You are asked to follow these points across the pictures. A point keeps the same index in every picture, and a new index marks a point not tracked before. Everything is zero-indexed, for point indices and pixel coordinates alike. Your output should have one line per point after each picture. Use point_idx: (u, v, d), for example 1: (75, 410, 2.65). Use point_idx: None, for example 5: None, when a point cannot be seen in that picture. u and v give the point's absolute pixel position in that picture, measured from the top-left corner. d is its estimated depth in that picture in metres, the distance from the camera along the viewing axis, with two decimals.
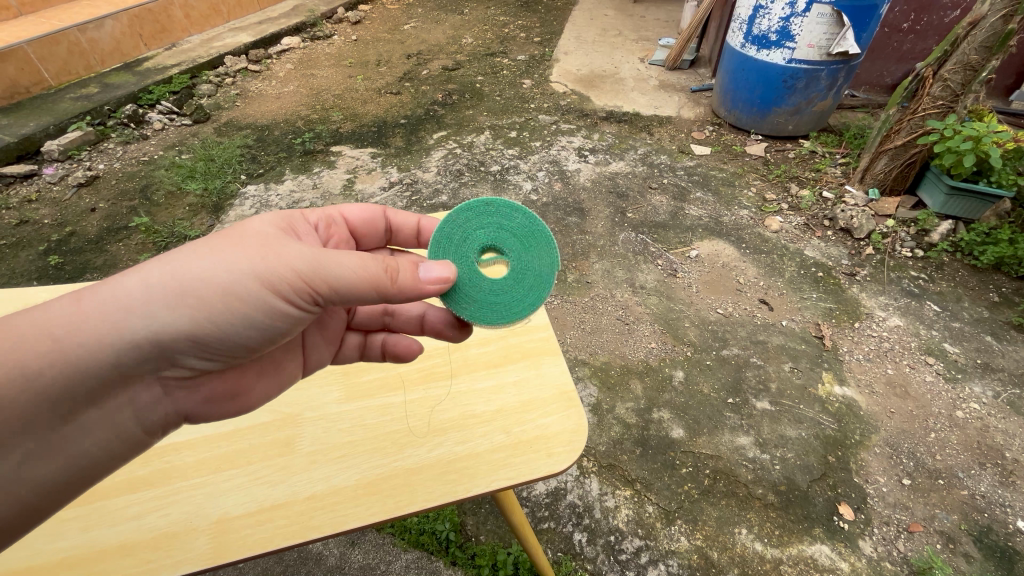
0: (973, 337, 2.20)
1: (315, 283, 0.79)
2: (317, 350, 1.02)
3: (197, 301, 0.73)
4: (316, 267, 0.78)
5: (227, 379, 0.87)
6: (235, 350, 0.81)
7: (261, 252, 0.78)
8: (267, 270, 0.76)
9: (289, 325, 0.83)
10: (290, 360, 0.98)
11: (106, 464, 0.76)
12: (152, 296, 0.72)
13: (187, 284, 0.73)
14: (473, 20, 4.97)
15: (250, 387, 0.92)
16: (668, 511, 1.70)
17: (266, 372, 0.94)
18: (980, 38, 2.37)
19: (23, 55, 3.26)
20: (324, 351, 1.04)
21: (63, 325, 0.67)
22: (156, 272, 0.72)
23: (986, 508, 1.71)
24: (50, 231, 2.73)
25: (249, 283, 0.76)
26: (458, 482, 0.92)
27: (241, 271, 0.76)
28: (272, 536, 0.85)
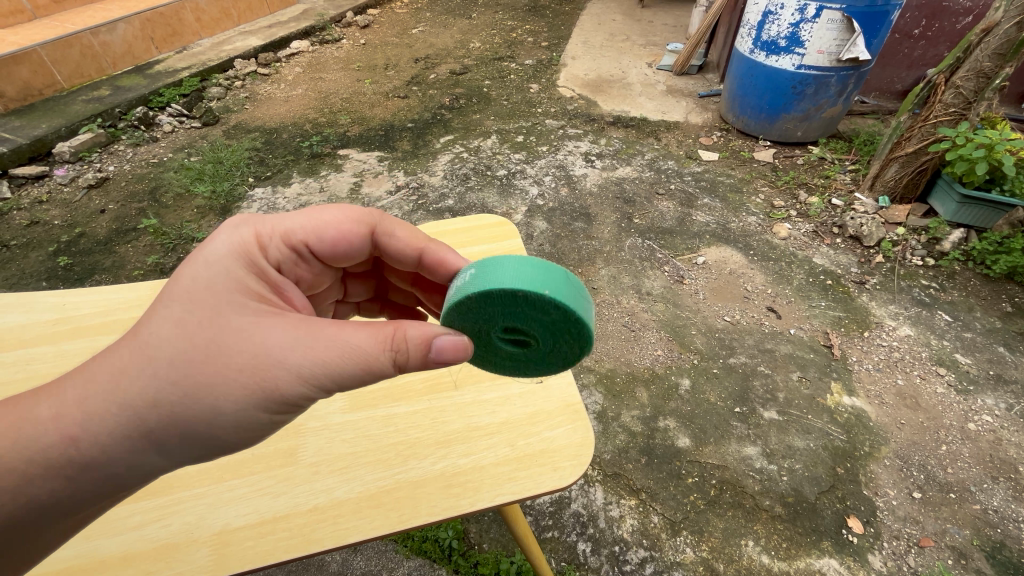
0: (986, 347, 2.17)
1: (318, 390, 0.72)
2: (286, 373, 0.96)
3: (192, 417, 0.68)
4: (318, 376, 0.70)
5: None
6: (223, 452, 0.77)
7: (256, 379, 0.68)
8: (264, 383, 0.69)
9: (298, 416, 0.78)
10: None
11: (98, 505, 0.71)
12: (145, 421, 0.66)
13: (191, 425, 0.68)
14: (482, 25, 4.98)
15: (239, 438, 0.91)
16: (674, 521, 1.68)
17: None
18: (994, 45, 2.34)
19: (37, 58, 3.30)
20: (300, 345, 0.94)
21: (55, 457, 0.63)
22: (151, 411, 0.66)
23: (999, 523, 1.68)
24: (60, 232, 2.75)
25: (256, 412, 0.70)
26: (463, 495, 0.91)
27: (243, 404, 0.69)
28: (273, 548, 0.84)
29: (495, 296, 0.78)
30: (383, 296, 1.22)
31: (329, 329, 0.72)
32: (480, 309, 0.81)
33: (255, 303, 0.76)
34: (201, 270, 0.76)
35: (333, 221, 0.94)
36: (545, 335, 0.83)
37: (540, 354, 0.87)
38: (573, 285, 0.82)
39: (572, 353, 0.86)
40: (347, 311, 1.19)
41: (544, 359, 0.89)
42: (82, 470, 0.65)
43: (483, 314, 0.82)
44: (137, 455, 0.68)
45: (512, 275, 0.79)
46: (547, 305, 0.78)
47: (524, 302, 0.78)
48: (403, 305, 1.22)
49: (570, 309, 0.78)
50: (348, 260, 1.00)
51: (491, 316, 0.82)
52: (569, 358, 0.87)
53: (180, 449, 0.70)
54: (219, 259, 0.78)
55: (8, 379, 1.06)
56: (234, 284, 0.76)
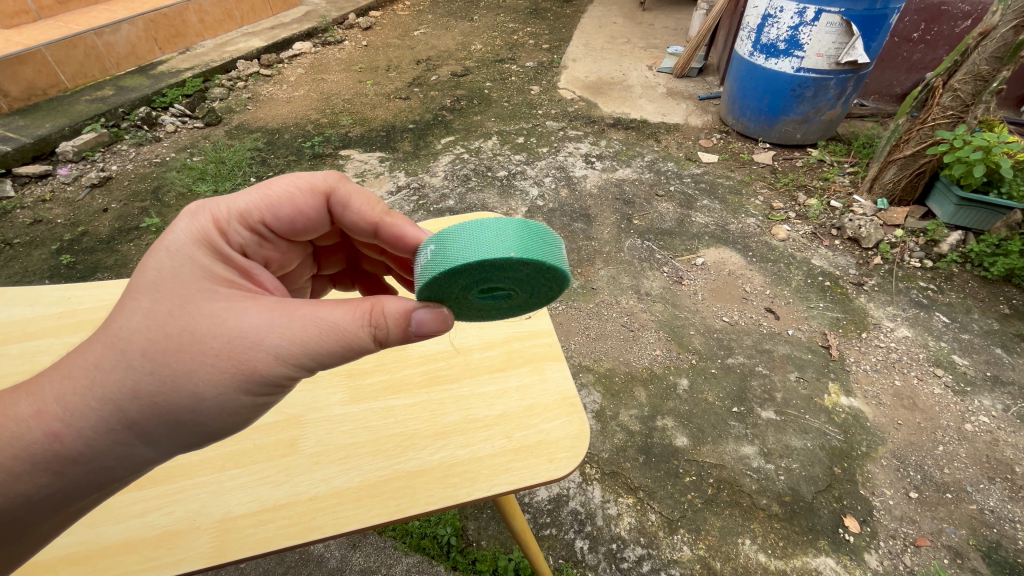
0: (983, 349, 2.18)
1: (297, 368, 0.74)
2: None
3: (171, 403, 0.69)
4: (293, 353, 0.72)
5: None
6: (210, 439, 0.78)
7: (235, 361, 0.70)
8: (245, 366, 0.70)
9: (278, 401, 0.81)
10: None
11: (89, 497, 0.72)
12: (125, 413, 0.68)
13: (172, 413, 0.70)
14: (483, 27, 5.01)
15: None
16: (671, 520, 1.69)
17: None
18: (991, 49, 2.36)
19: (41, 57, 3.32)
20: None
21: (41, 453, 0.64)
22: (130, 401, 0.68)
23: (995, 523, 1.69)
24: (63, 230, 2.78)
25: (240, 397, 0.73)
26: (460, 486, 0.92)
27: (224, 388, 0.71)
28: (273, 535, 0.86)
29: (464, 267, 0.79)
30: (355, 268, 1.25)
31: (305, 309, 0.74)
32: (453, 281, 0.82)
33: (224, 288, 0.77)
34: (165, 259, 0.77)
35: (288, 195, 0.94)
36: (522, 285, 0.87)
37: (522, 299, 0.92)
38: (541, 235, 0.83)
39: (551, 292, 0.91)
40: (323, 285, 1.24)
41: (526, 299, 0.94)
42: (69, 465, 0.67)
43: (458, 283, 0.84)
44: (122, 447, 0.70)
45: (476, 242, 0.79)
46: (518, 264, 0.79)
47: (492, 266, 0.79)
48: (371, 274, 1.25)
49: (538, 262, 0.79)
50: (310, 232, 1.01)
51: (465, 284, 0.84)
52: (550, 293, 0.92)
53: (166, 438, 0.72)
54: (180, 247, 0.79)
55: (12, 371, 1.08)
56: (200, 272, 0.78)
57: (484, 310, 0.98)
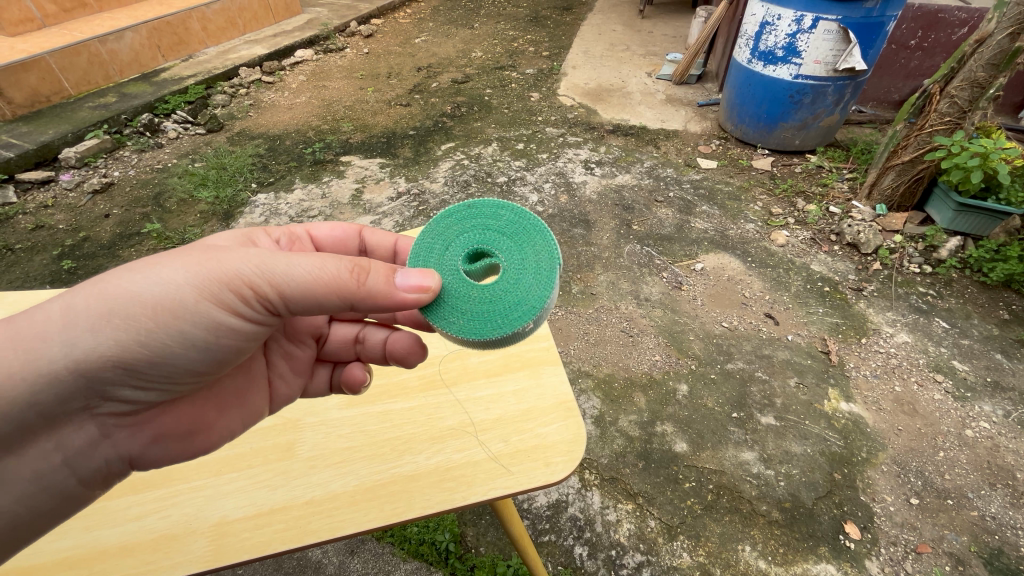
0: (983, 354, 2.17)
1: (265, 291, 0.81)
2: (283, 380, 1.06)
3: (131, 315, 0.76)
4: (262, 274, 0.79)
5: (179, 415, 0.91)
6: (179, 373, 0.85)
7: (212, 280, 0.78)
8: (219, 286, 0.79)
9: (234, 340, 0.86)
10: (256, 396, 1.01)
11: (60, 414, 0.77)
12: (104, 327, 0.75)
13: (144, 329, 0.77)
14: (484, 35, 5.05)
15: (212, 424, 0.94)
16: (671, 526, 1.68)
17: (228, 405, 0.97)
18: (987, 55, 2.37)
19: (45, 65, 3.35)
20: (291, 384, 1.07)
21: (16, 359, 0.70)
22: (109, 315, 0.75)
23: (997, 530, 1.68)
24: (64, 236, 2.78)
25: (210, 316, 0.80)
26: (457, 489, 0.92)
27: (195, 305, 0.79)
28: (270, 539, 0.87)
29: (450, 215, 0.88)
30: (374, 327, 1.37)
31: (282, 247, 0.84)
32: (440, 234, 0.88)
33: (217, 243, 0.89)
34: None
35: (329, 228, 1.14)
36: (506, 245, 0.83)
37: (513, 277, 0.82)
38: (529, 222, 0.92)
39: (545, 262, 0.83)
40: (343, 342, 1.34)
41: (521, 283, 0.82)
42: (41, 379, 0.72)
43: (444, 240, 0.88)
44: (92, 365, 0.75)
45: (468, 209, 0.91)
46: (496, 207, 0.87)
47: (475, 211, 0.87)
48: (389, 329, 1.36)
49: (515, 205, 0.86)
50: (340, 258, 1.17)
51: (451, 242, 0.87)
52: (545, 270, 0.82)
53: (135, 358, 0.78)
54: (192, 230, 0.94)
55: None
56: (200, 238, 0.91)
57: (474, 317, 0.82)
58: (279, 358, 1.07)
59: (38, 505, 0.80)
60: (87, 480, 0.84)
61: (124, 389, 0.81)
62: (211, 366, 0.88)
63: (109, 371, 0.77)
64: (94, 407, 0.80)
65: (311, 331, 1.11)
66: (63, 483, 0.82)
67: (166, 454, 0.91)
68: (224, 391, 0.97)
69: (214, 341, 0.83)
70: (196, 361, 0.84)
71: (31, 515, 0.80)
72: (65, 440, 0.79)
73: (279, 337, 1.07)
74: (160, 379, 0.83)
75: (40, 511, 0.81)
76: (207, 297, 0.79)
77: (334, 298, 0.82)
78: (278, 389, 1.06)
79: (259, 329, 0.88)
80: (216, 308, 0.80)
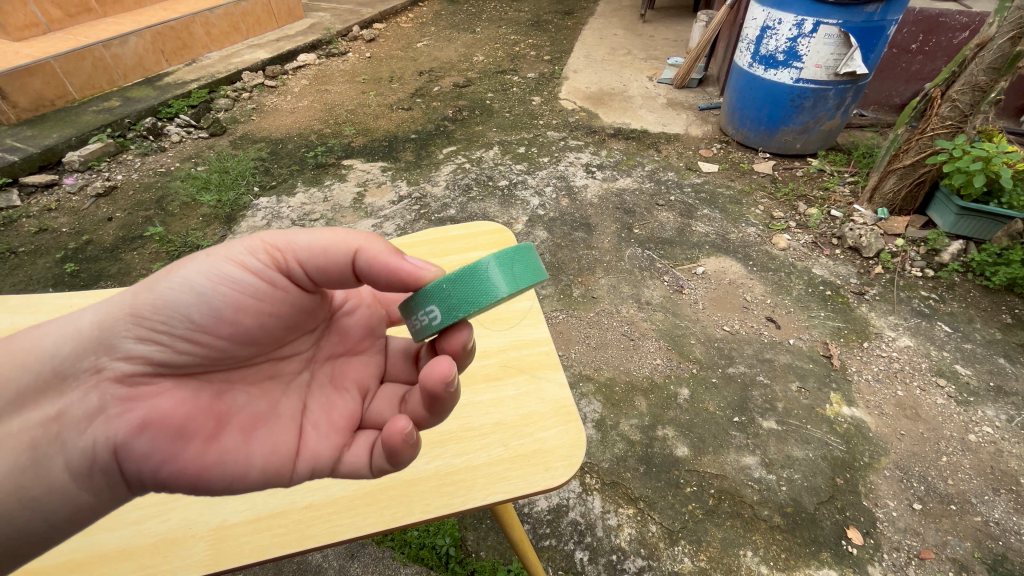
0: (986, 358, 2.16)
1: (273, 241, 0.85)
2: (316, 432, 0.90)
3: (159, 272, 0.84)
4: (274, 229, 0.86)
5: (176, 403, 0.78)
6: (196, 354, 0.83)
7: (233, 244, 0.85)
8: (238, 246, 0.84)
9: (250, 312, 0.85)
10: (275, 431, 0.86)
11: (72, 380, 0.76)
12: (135, 291, 0.81)
13: (164, 289, 0.80)
14: (485, 39, 5.07)
15: (214, 433, 0.79)
16: (672, 531, 1.68)
17: (238, 426, 0.83)
18: (989, 59, 2.38)
19: (50, 69, 3.38)
20: (323, 440, 0.89)
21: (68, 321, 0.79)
22: (143, 283, 0.82)
23: (1001, 535, 1.67)
24: (67, 239, 2.80)
25: (224, 274, 0.83)
26: (456, 493, 0.93)
27: (212, 265, 0.83)
28: (268, 544, 0.87)
29: None
30: None
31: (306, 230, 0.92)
32: None
33: None
34: None
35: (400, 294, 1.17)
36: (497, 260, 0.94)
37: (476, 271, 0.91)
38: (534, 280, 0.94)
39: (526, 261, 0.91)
40: None
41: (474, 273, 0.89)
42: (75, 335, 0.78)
43: None
44: (114, 325, 0.78)
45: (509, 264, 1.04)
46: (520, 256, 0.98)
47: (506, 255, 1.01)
48: None
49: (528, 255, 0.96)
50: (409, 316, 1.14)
51: None
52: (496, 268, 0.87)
53: (151, 317, 0.79)
54: None
55: None
56: None
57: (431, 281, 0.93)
58: (317, 407, 0.93)
59: (23, 487, 0.72)
60: (72, 468, 0.74)
61: (129, 346, 0.78)
62: (212, 323, 0.82)
63: (120, 320, 0.78)
64: (99, 369, 0.77)
65: (357, 383, 1.00)
66: (50, 466, 0.73)
67: (153, 457, 0.75)
68: (238, 406, 0.85)
69: (218, 292, 0.82)
70: (202, 321, 0.81)
71: (16, 502, 0.72)
72: (64, 407, 0.74)
73: (322, 384, 0.97)
74: (164, 342, 0.79)
75: (26, 499, 0.73)
76: (219, 248, 0.84)
77: (340, 242, 0.86)
78: (309, 441, 0.89)
79: (266, 286, 0.86)
80: (226, 259, 0.83)
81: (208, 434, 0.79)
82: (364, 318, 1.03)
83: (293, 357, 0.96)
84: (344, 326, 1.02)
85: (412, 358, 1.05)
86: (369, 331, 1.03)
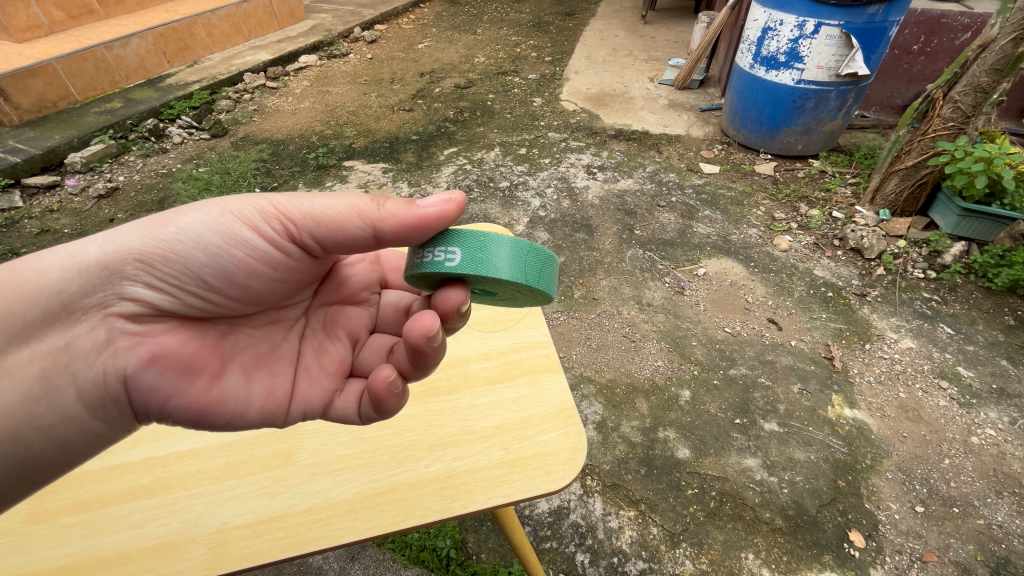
0: (988, 360, 2.15)
1: (288, 211, 0.87)
2: (309, 375, 1.01)
3: (170, 218, 0.84)
4: (291, 195, 0.87)
5: (184, 346, 0.84)
6: (201, 301, 0.87)
7: (246, 205, 0.86)
8: (251, 209, 0.86)
9: (257, 272, 0.90)
10: (274, 374, 0.96)
11: (78, 315, 0.79)
12: (142, 234, 0.82)
13: (175, 240, 0.82)
14: (486, 41, 5.08)
15: (218, 375, 0.87)
16: (673, 533, 1.67)
17: (241, 369, 0.92)
18: (991, 60, 2.37)
19: (52, 70, 3.38)
20: (314, 384, 1.00)
21: (69, 251, 0.79)
22: (151, 226, 0.83)
23: (1004, 538, 1.66)
24: (69, 240, 2.80)
25: (236, 235, 0.86)
26: (456, 497, 0.92)
27: (225, 224, 0.85)
28: (268, 548, 0.87)
29: None
30: None
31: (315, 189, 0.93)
32: None
33: None
34: None
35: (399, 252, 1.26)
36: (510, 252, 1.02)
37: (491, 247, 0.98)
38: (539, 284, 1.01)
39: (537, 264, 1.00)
40: None
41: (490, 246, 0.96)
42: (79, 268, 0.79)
43: None
44: (121, 266, 0.80)
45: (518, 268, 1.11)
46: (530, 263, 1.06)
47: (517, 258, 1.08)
48: None
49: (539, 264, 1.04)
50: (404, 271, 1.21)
51: None
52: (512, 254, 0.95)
53: (160, 265, 0.81)
54: None
55: None
56: None
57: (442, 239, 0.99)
58: (311, 352, 1.03)
59: (38, 415, 0.77)
60: (84, 400, 0.80)
61: (138, 289, 0.81)
62: (222, 284, 0.87)
63: (128, 265, 0.80)
64: (107, 307, 0.79)
65: (348, 332, 1.09)
66: (61, 397, 0.78)
67: (160, 393, 0.82)
68: (239, 350, 0.93)
69: (228, 251, 0.86)
70: (211, 277, 0.85)
71: (32, 429, 0.77)
72: (73, 341, 0.78)
73: (317, 331, 1.06)
74: (174, 292, 0.84)
75: (41, 427, 0.78)
76: (234, 208, 0.86)
77: (353, 216, 0.88)
78: (302, 383, 0.99)
79: (275, 251, 0.90)
80: (239, 220, 0.86)
81: (214, 376, 0.87)
82: (362, 273, 1.12)
83: (293, 305, 1.03)
84: (344, 277, 1.10)
85: (402, 314, 1.13)
86: (364, 286, 1.12)
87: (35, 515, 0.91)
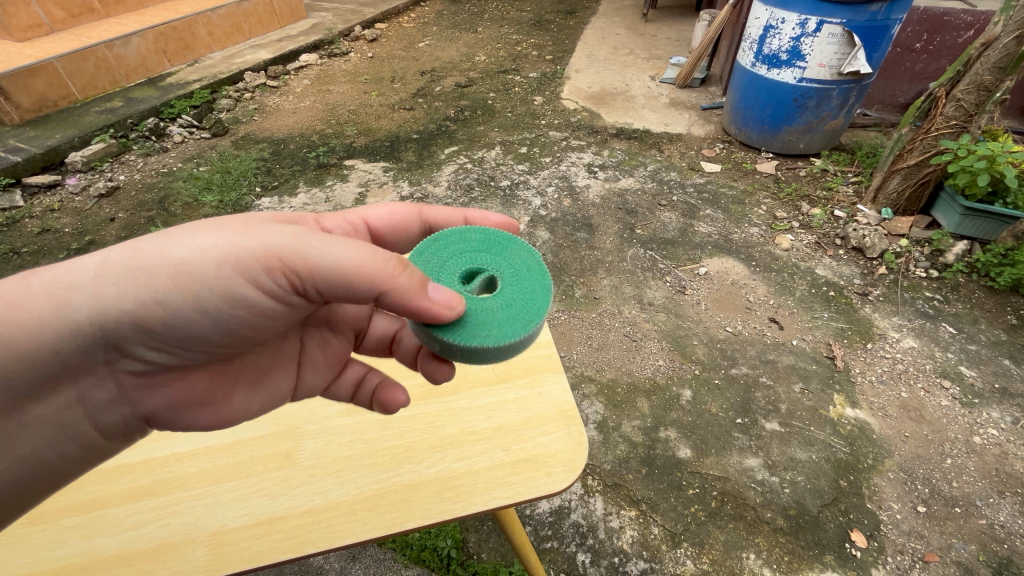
0: (991, 360, 2.15)
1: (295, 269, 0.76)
2: (313, 368, 1.02)
3: (161, 260, 0.73)
4: (295, 248, 0.75)
5: (197, 384, 0.88)
6: (204, 346, 0.82)
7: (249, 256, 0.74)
8: (253, 263, 0.74)
9: (262, 319, 0.83)
10: (279, 378, 0.98)
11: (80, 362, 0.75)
12: (134, 286, 0.73)
13: (171, 292, 0.74)
14: (487, 39, 5.07)
15: (227, 400, 0.93)
16: (674, 533, 1.67)
17: (244, 384, 0.94)
18: (994, 59, 2.36)
19: (53, 70, 3.38)
20: (318, 375, 1.03)
21: (53, 302, 0.70)
22: (143, 275, 0.73)
23: (1006, 539, 1.66)
24: (70, 240, 2.80)
25: (241, 288, 0.76)
26: (456, 499, 0.92)
27: (227, 275, 0.75)
28: (267, 550, 0.87)
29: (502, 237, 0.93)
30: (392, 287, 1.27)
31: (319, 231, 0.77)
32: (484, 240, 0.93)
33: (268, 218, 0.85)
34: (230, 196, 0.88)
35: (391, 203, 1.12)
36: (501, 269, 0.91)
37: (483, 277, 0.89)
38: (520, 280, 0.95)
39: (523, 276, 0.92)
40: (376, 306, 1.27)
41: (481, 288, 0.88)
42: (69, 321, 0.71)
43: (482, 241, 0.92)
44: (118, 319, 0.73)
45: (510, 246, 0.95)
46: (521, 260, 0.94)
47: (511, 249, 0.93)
48: None
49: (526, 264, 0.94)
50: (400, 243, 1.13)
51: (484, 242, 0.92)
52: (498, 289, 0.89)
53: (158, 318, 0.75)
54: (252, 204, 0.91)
55: None
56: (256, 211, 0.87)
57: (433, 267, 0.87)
58: (315, 346, 1.02)
59: (60, 447, 0.81)
60: (104, 429, 0.85)
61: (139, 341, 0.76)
62: (226, 333, 0.82)
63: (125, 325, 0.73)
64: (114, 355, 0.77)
65: (352, 324, 1.07)
66: (77, 425, 0.82)
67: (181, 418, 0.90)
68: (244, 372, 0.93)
69: (230, 304, 0.77)
70: (213, 328, 0.80)
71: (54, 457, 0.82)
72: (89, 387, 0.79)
73: (319, 325, 1.02)
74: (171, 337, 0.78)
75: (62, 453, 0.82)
76: (236, 259, 0.74)
77: (363, 281, 0.74)
78: (305, 379, 1.02)
79: (282, 303, 0.82)
80: (242, 274, 0.75)
81: (223, 398, 0.92)
82: None
83: None
84: None
85: None
86: None
87: (35, 516, 0.91)
